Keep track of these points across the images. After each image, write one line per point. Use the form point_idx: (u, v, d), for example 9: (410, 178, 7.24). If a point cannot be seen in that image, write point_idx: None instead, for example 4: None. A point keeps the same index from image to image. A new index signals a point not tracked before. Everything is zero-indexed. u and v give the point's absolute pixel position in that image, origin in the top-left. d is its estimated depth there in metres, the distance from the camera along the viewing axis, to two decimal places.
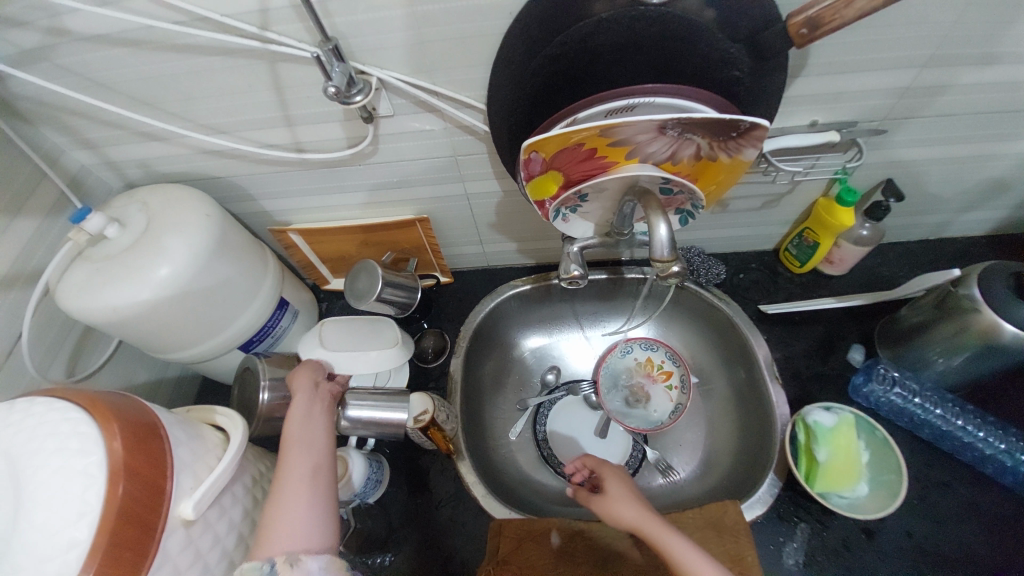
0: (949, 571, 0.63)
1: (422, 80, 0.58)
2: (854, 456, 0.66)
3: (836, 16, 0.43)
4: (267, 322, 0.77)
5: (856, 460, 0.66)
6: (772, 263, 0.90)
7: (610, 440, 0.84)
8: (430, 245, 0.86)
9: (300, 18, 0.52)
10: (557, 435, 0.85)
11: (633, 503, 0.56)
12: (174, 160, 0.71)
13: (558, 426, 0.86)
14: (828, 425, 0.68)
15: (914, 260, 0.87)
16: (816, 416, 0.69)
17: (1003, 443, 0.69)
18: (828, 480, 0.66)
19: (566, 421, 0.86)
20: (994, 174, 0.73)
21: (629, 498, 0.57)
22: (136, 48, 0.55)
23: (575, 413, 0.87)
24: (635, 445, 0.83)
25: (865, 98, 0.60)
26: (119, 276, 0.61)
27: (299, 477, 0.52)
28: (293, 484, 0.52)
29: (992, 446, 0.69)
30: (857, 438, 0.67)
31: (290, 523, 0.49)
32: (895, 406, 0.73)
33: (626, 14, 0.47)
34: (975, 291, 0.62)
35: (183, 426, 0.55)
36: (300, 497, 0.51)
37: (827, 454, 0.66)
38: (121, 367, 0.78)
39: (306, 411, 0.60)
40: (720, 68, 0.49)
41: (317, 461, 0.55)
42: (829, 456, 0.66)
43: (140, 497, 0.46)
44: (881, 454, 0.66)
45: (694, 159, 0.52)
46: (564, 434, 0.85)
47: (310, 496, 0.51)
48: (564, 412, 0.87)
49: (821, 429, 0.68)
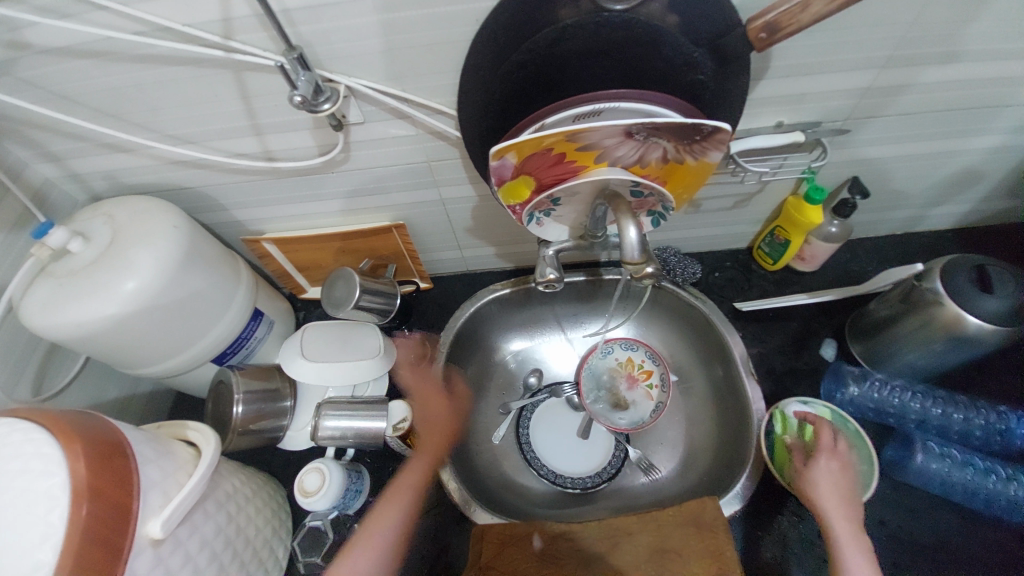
0: (919, 557, 0.65)
1: (392, 88, 0.58)
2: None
3: (793, 20, 0.44)
4: (242, 333, 0.76)
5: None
6: (746, 261, 0.91)
7: (592, 441, 0.84)
8: (407, 252, 0.85)
9: (264, 26, 0.51)
10: (540, 439, 0.84)
11: (852, 504, 0.59)
12: (140, 172, 0.70)
13: (540, 429, 0.86)
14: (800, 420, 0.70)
15: (882, 255, 0.90)
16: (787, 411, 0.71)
17: (981, 416, 0.72)
18: None
19: (548, 424, 0.86)
20: (953, 170, 0.76)
21: (835, 492, 0.59)
22: (97, 59, 0.54)
23: (557, 416, 0.87)
24: (617, 444, 0.83)
25: (827, 100, 0.62)
26: (83, 291, 0.59)
27: (395, 507, 0.63)
28: (389, 509, 0.62)
29: (973, 421, 0.71)
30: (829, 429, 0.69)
31: (366, 546, 0.59)
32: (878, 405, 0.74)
33: (591, 20, 0.47)
34: (938, 284, 0.64)
35: (152, 444, 0.54)
36: (385, 525, 0.61)
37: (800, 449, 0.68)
38: (90, 384, 0.76)
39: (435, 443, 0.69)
40: (685, 72, 0.50)
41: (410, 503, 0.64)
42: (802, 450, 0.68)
43: (105, 518, 0.45)
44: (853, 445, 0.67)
45: (662, 162, 0.53)
46: (546, 437, 0.85)
47: (392, 528, 0.61)
48: (547, 416, 0.87)
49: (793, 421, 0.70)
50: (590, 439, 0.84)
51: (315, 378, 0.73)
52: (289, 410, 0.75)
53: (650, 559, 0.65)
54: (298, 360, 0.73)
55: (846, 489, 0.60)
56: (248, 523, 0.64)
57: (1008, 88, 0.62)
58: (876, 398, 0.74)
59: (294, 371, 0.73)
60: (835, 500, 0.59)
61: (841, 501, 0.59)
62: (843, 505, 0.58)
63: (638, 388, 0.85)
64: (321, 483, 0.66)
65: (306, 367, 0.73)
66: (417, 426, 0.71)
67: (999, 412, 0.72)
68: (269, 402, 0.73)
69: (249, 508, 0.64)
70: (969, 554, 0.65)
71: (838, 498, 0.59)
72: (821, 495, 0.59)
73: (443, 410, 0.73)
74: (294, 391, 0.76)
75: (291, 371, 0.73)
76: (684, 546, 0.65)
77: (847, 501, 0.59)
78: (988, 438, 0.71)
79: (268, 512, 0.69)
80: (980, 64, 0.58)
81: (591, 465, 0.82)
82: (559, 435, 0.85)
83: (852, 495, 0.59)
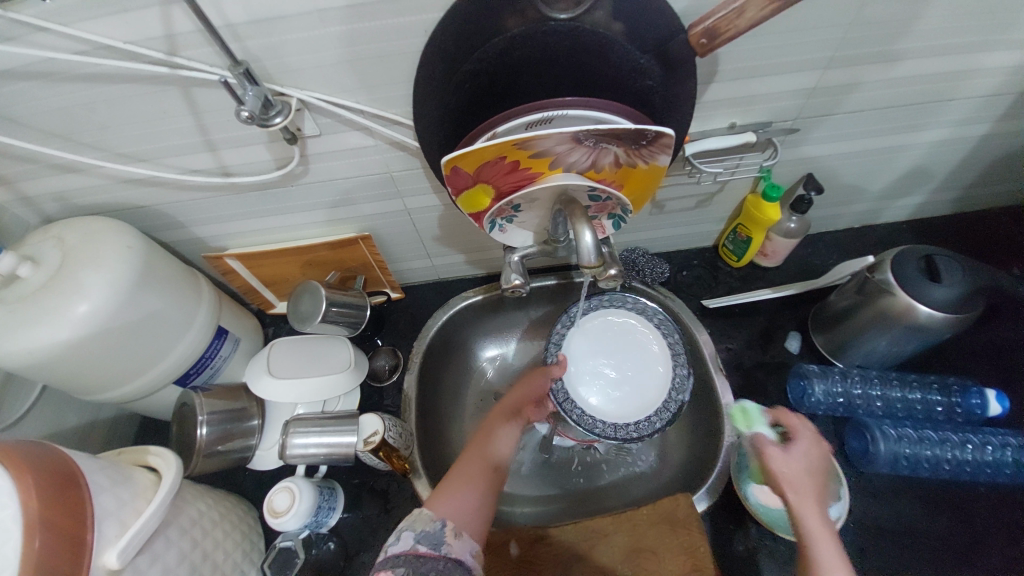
0: (887, 543, 0.67)
1: (345, 100, 0.57)
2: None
3: (730, 25, 0.46)
4: (205, 353, 0.74)
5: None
6: (712, 259, 0.93)
7: (636, 392, 0.74)
8: (376, 262, 0.85)
9: (208, 42, 0.50)
10: (581, 362, 0.76)
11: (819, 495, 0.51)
12: (93, 192, 0.68)
13: (583, 350, 0.77)
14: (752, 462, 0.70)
15: (842, 248, 0.92)
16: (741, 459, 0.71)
17: (940, 393, 0.76)
18: None
19: (602, 347, 0.77)
20: (903, 164, 0.78)
21: (810, 477, 0.51)
22: (40, 80, 0.53)
23: (609, 340, 0.77)
24: (676, 388, 0.73)
25: (776, 101, 0.64)
26: (33, 316, 0.57)
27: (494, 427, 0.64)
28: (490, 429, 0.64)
29: (931, 400, 0.75)
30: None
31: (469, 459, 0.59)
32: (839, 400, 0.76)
33: (538, 30, 0.48)
34: (889, 275, 0.66)
35: (107, 471, 0.53)
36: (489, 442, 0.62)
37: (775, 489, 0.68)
38: (47, 412, 0.73)
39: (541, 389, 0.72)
40: (634, 78, 0.51)
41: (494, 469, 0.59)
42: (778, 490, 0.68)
43: (57, 550, 0.43)
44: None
45: (615, 167, 0.53)
46: (590, 358, 0.76)
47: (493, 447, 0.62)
48: (598, 331, 0.78)
49: None
50: (638, 375, 0.75)
51: (282, 394, 0.72)
52: (257, 429, 0.74)
53: (626, 559, 0.66)
54: (264, 377, 0.72)
55: (816, 476, 0.52)
56: (215, 547, 0.62)
57: (948, 83, 0.64)
58: (838, 397, 0.76)
59: (260, 389, 0.72)
60: (811, 492, 0.50)
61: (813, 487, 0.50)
62: (814, 495, 0.50)
63: None
64: (291, 501, 0.64)
65: (272, 383, 0.72)
66: (390, 441, 0.69)
67: (954, 382, 0.76)
68: (236, 422, 0.72)
69: (215, 533, 0.63)
70: (933, 538, 0.67)
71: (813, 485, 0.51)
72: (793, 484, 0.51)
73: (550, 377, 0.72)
74: (262, 409, 0.75)
75: (257, 390, 0.72)
76: (657, 544, 0.65)
77: (818, 491, 0.50)
78: (949, 414, 0.75)
79: (237, 535, 0.67)
80: (919, 62, 0.61)
81: (616, 416, 0.73)
82: (603, 364, 0.76)
83: (821, 480, 0.52)
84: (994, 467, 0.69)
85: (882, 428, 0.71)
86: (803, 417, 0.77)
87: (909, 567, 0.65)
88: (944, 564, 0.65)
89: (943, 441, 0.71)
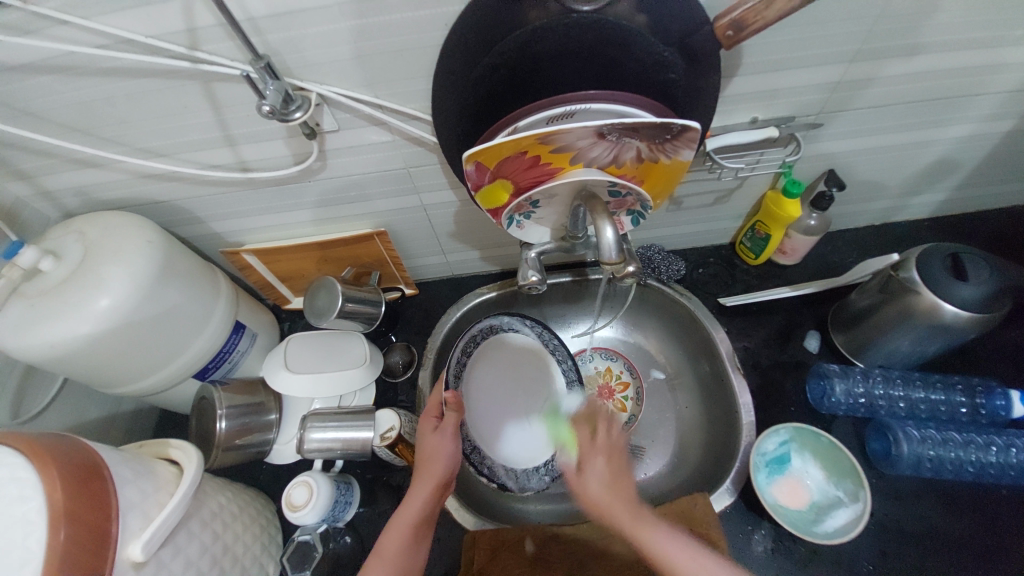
0: (911, 546, 0.66)
1: (364, 94, 0.57)
2: (804, 470, 0.70)
3: (758, 16, 0.45)
4: (223, 347, 0.75)
5: (810, 474, 0.70)
6: (729, 256, 0.92)
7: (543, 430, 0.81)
8: (390, 258, 0.85)
9: (230, 36, 0.51)
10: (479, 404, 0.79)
11: (602, 473, 0.53)
12: (113, 186, 0.69)
13: (477, 387, 0.80)
14: (771, 455, 0.70)
15: (861, 246, 0.91)
16: (763, 450, 0.70)
17: (964, 395, 0.74)
18: (806, 503, 0.68)
19: (490, 387, 0.82)
20: (927, 160, 0.77)
21: (604, 485, 0.52)
22: (64, 74, 0.53)
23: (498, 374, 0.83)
24: None
25: (799, 95, 0.63)
26: (58, 310, 0.58)
27: (399, 530, 0.55)
28: (394, 525, 0.56)
29: (954, 402, 0.74)
30: (803, 449, 0.71)
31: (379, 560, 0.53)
32: (860, 403, 0.75)
33: (560, 22, 0.47)
34: (915, 273, 0.64)
35: (131, 464, 0.53)
36: (400, 519, 0.56)
37: (789, 486, 0.69)
38: (69, 405, 0.74)
39: (445, 440, 0.60)
40: (656, 72, 0.50)
41: (411, 546, 0.55)
42: (790, 486, 0.69)
43: (82, 541, 0.43)
44: (833, 459, 0.69)
45: (637, 162, 0.53)
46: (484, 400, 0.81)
47: (410, 515, 0.56)
48: (484, 367, 0.82)
49: (773, 455, 0.71)
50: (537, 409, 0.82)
51: (299, 388, 0.72)
52: (275, 423, 0.75)
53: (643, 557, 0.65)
54: (282, 372, 0.73)
55: (620, 481, 0.52)
56: (234, 540, 0.63)
57: (977, 77, 0.63)
58: (859, 397, 0.75)
59: (277, 384, 0.72)
60: (615, 505, 0.50)
61: (614, 496, 0.51)
62: (623, 505, 0.50)
63: (613, 397, 0.87)
64: (309, 495, 0.65)
65: (290, 378, 0.72)
66: (406, 436, 0.71)
67: (978, 383, 0.75)
68: (254, 416, 0.73)
69: (234, 527, 0.63)
70: (957, 541, 0.66)
71: (611, 499, 0.51)
72: (602, 509, 0.51)
73: (451, 430, 0.62)
74: (278, 404, 0.76)
75: (275, 384, 0.73)
76: None
77: (622, 489, 0.51)
78: (972, 416, 0.73)
79: (256, 528, 0.68)
80: (946, 54, 0.59)
81: (528, 461, 0.79)
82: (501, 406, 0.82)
83: (627, 478, 0.53)
84: (1018, 470, 0.67)
85: (905, 429, 0.70)
86: (822, 416, 0.76)
87: (932, 569, 0.64)
88: (969, 568, 0.64)
89: (967, 443, 0.69)
